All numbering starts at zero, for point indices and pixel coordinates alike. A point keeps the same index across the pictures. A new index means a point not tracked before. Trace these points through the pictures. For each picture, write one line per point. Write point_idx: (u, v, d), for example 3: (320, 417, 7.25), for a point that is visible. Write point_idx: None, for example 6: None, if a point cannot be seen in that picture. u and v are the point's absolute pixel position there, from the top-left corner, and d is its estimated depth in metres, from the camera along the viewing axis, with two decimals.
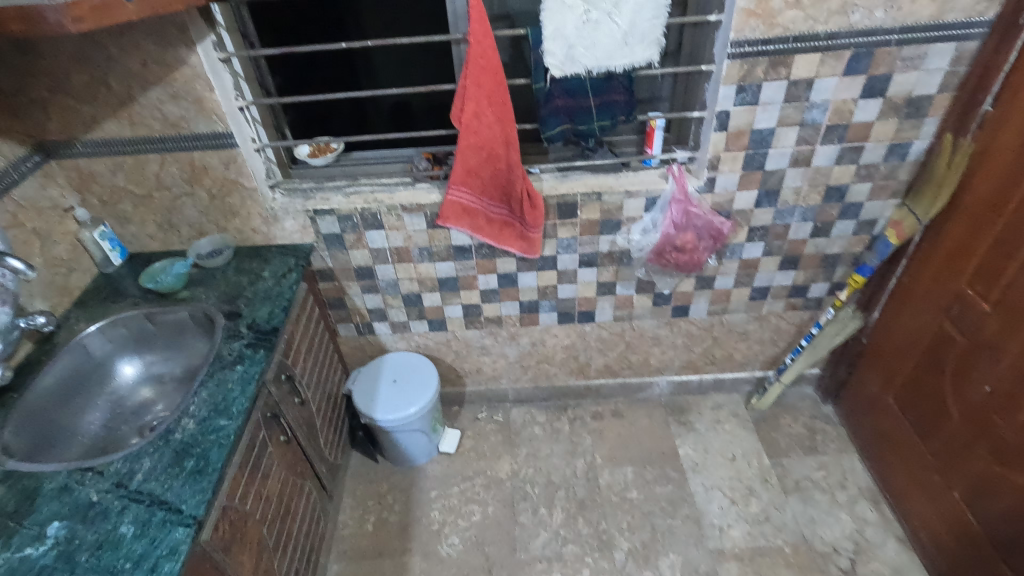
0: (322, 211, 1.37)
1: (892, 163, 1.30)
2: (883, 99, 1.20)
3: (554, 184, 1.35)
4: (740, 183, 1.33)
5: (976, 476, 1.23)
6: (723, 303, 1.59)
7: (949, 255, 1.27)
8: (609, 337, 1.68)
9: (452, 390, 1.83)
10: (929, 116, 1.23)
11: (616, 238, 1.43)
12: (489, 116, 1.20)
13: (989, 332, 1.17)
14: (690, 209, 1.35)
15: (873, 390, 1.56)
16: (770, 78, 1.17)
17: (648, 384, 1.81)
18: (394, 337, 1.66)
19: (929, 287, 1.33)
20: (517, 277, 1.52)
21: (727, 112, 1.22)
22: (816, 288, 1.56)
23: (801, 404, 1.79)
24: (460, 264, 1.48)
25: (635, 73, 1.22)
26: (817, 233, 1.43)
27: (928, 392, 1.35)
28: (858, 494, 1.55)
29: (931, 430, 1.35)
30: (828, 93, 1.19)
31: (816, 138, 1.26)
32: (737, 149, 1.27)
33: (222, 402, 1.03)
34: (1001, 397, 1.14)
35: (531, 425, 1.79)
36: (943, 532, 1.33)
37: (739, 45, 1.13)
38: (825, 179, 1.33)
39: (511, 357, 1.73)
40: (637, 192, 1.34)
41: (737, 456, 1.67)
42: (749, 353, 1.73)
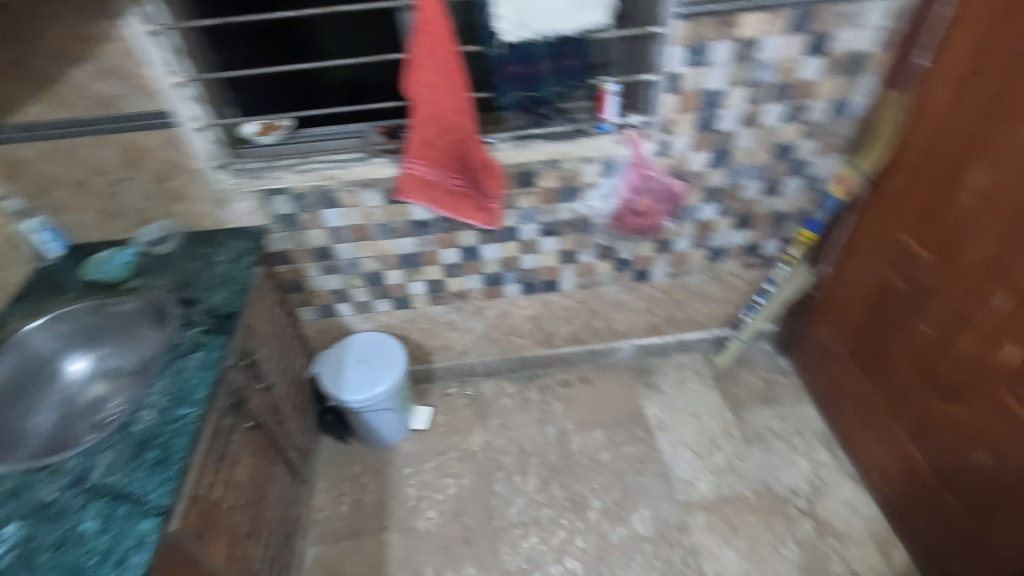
0: (274, 190, 1.33)
1: (836, 120, 1.35)
2: (825, 56, 1.24)
3: (511, 154, 1.34)
4: (693, 145, 1.35)
5: (919, 413, 1.31)
6: (682, 265, 1.63)
7: (890, 207, 1.33)
8: (574, 305, 1.70)
9: (420, 367, 1.82)
10: (869, 72, 1.27)
11: (575, 206, 1.44)
12: (442, 86, 1.17)
13: (927, 277, 1.24)
14: (646, 172, 1.38)
15: (825, 340, 1.64)
16: (718, 38, 1.19)
17: (614, 349, 1.85)
18: (358, 317, 1.64)
19: (873, 239, 1.39)
20: (479, 250, 1.51)
21: (678, 74, 1.24)
22: (769, 246, 1.61)
23: (759, 359, 1.86)
24: (421, 239, 1.46)
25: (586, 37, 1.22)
26: (767, 192, 1.48)
27: (875, 339, 1.43)
28: (814, 439, 1.64)
29: (879, 374, 1.43)
30: (774, 52, 1.22)
31: (764, 97, 1.29)
32: (689, 111, 1.29)
33: (182, 391, 1.00)
34: (940, 336, 1.22)
35: (501, 397, 1.81)
36: (891, 467, 1.42)
37: (687, 5, 1.14)
38: (774, 138, 1.37)
39: (479, 331, 1.73)
40: (595, 158, 1.34)
41: (701, 412, 1.73)
42: (709, 313, 1.79)
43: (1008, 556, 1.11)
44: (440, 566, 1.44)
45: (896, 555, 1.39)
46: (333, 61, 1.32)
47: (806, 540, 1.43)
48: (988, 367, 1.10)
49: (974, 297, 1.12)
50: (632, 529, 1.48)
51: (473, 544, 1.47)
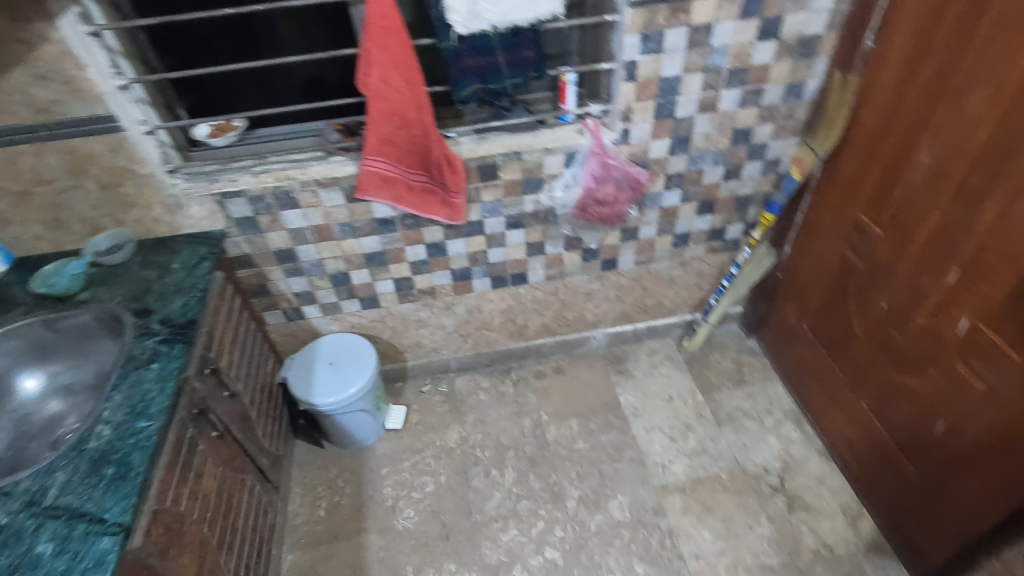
0: (231, 193, 1.29)
1: (790, 102, 1.37)
2: (777, 40, 1.25)
3: (472, 147, 1.33)
4: (653, 132, 1.36)
5: (880, 386, 1.35)
6: (648, 252, 1.64)
7: (845, 186, 1.36)
8: (544, 296, 1.70)
9: (393, 366, 1.80)
10: (820, 55, 1.30)
11: (539, 197, 1.44)
12: (397, 80, 1.16)
13: (883, 254, 1.27)
14: (608, 161, 1.37)
15: (790, 319, 1.67)
16: (671, 25, 1.19)
17: (586, 338, 1.86)
18: (326, 319, 1.62)
19: (831, 218, 1.42)
20: (445, 246, 1.50)
21: (634, 61, 1.24)
22: (732, 229, 1.64)
23: (728, 341, 1.90)
24: (386, 237, 1.45)
25: (541, 27, 1.21)
26: (728, 176, 1.49)
27: (837, 316, 1.46)
28: (783, 417, 1.68)
29: (841, 350, 1.47)
30: (727, 37, 1.23)
31: (720, 83, 1.30)
32: (647, 98, 1.30)
33: (140, 404, 0.97)
34: (896, 311, 1.25)
35: (476, 392, 1.81)
36: (856, 440, 1.46)
37: None
38: (732, 123, 1.38)
39: (450, 327, 1.72)
40: (556, 149, 1.34)
41: (673, 396, 1.75)
42: (677, 298, 1.81)
43: (966, 520, 1.15)
44: (420, 564, 1.43)
45: (864, 525, 1.44)
46: (286, 59, 1.29)
47: (778, 516, 1.47)
48: (941, 339, 1.14)
49: (926, 271, 1.16)
50: (610, 516, 1.50)
51: (452, 541, 1.47)
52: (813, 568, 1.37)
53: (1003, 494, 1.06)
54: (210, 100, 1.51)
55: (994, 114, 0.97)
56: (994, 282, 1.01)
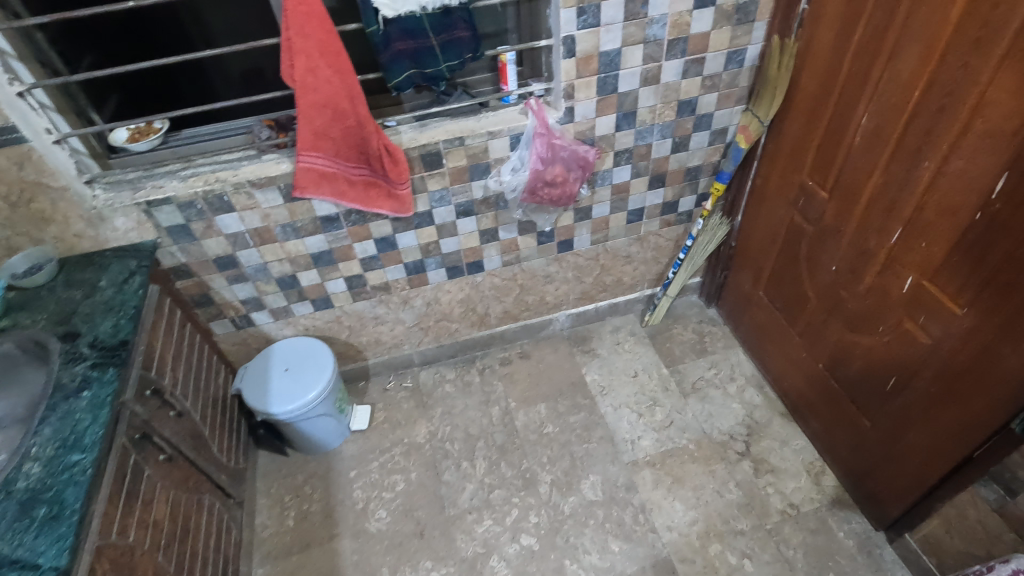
0: (158, 201, 1.21)
1: (732, 71, 1.36)
2: (714, 8, 1.23)
3: (414, 136, 1.29)
4: (598, 108, 1.33)
5: (833, 346, 1.37)
6: (604, 230, 1.63)
7: (791, 152, 1.36)
8: (502, 283, 1.68)
9: (354, 366, 1.76)
10: (758, 20, 1.28)
11: (487, 183, 1.39)
12: (325, 70, 1.10)
13: (830, 217, 1.28)
14: (554, 141, 1.33)
15: (746, 286, 1.70)
16: None
17: (549, 321, 1.85)
18: (278, 324, 1.56)
19: (779, 184, 1.43)
20: (395, 240, 1.45)
21: (573, 37, 1.20)
22: (685, 202, 1.64)
23: (689, 312, 1.92)
24: (332, 235, 1.39)
25: (472, 5, 1.16)
26: (676, 148, 1.48)
27: (790, 280, 1.48)
28: (745, 383, 1.71)
29: (796, 313, 1.49)
30: (664, 7, 1.20)
31: (661, 54, 1.28)
32: (589, 74, 1.27)
33: (71, 436, 0.91)
34: (845, 272, 1.27)
35: (442, 384, 1.78)
36: (815, 400, 1.50)
37: None
38: (676, 94, 1.36)
39: (409, 322, 1.69)
40: (500, 132, 1.31)
41: (638, 371, 1.77)
42: (636, 274, 1.81)
43: (921, 469, 1.19)
44: (395, 565, 1.41)
45: (828, 482, 1.48)
46: (203, 53, 1.19)
47: (746, 480, 1.49)
48: (889, 296, 1.16)
49: (871, 231, 1.17)
50: (583, 496, 1.50)
51: (427, 537, 1.45)
52: (782, 527, 1.40)
53: (955, 442, 1.09)
54: (141, 98, 1.42)
55: (925, 72, 0.97)
56: (935, 238, 1.02)
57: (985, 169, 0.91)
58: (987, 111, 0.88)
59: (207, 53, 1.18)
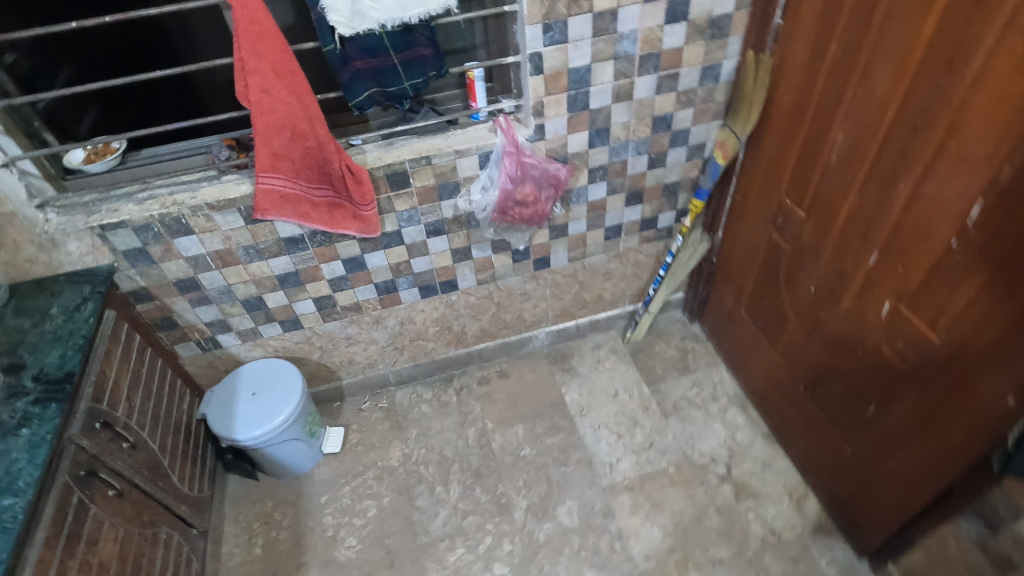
0: (112, 225, 1.17)
1: (708, 86, 1.32)
2: (686, 23, 1.20)
3: (379, 155, 1.26)
4: (569, 125, 1.30)
5: (814, 368, 1.33)
6: (581, 247, 1.59)
7: (768, 169, 1.32)
8: (478, 301, 1.64)
9: (328, 387, 1.72)
10: (732, 35, 1.24)
11: (457, 202, 1.36)
12: (280, 90, 1.07)
13: (807, 236, 1.24)
14: (524, 160, 1.29)
15: (728, 303, 1.66)
16: (573, 14, 1.12)
17: (528, 339, 1.81)
18: (247, 346, 1.52)
19: (757, 201, 1.40)
20: (364, 260, 1.41)
21: (540, 54, 1.16)
22: (664, 218, 1.60)
23: (671, 328, 1.88)
24: (297, 257, 1.35)
25: (434, 22, 1.11)
26: (653, 165, 1.45)
27: (770, 298, 1.44)
28: (728, 402, 1.67)
29: (776, 333, 1.45)
30: (634, 23, 1.17)
31: (632, 70, 1.24)
32: (558, 91, 1.23)
33: (4, 478, 0.86)
34: (824, 294, 1.23)
35: (418, 404, 1.74)
36: (797, 422, 1.46)
37: None
38: (650, 110, 1.33)
39: (383, 341, 1.65)
40: (468, 151, 1.27)
41: (619, 391, 1.73)
42: (617, 290, 1.77)
43: (902, 498, 1.15)
44: None
45: (810, 507, 1.43)
46: (152, 73, 1.13)
47: (726, 506, 1.45)
48: (867, 320, 1.12)
49: (848, 253, 1.13)
50: (559, 522, 1.46)
51: (397, 566, 1.41)
52: (762, 555, 1.36)
53: (935, 473, 1.04)
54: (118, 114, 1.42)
55: (898, 92, 0.93)
56: (912, 262, 0.98)
57: (959, 194, 0.87)
58: (961, 134, 0.84)
59: (157, 74, 1.12)
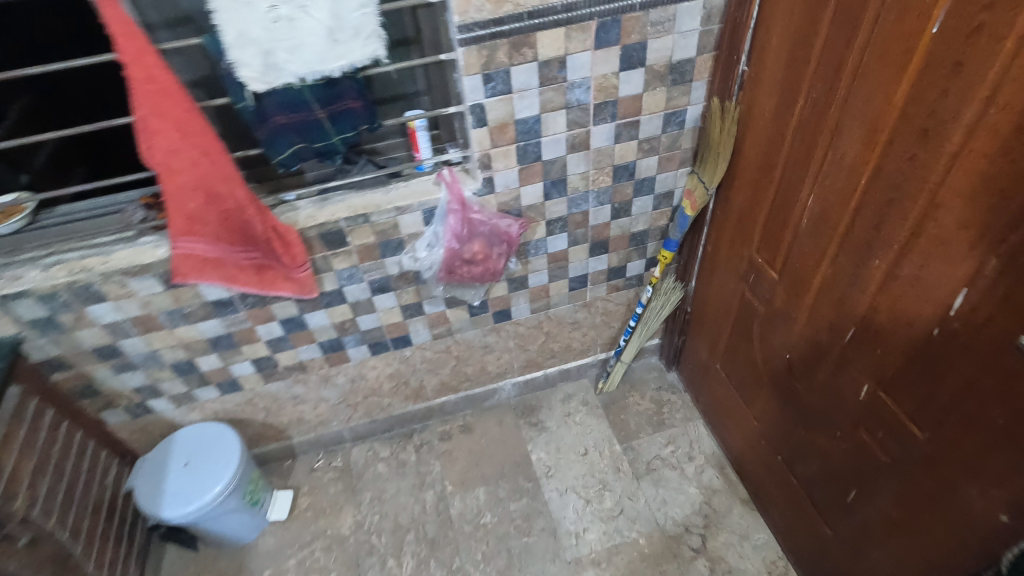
0: (13, 294, 1.06)
1: (672, 133, 1.22)
2: (644, 69, 1.09)
3: (312, 213, 1.15)
4: (521, 177, 1.19)
5: (792, 439, 1.22)
6: (544, 299, 1.49)
7: (738, 223, 1.22)
8: (435, 356, 1.53)
9: (277, 446, 1.61)
10: (695, 80, 1.14)
11: (402, 259, 1.25)
12: (189, 152, 0.96)
13: (780, 300, 1.14)
14: (471, 216, 1.19)
15: (704, 356, 1.55)
16: (516, 62, 1.02)
17: (493, 391, 1.70)
18: (182, 410, 1.41)
19: (729, 255, 1.29)
20: (304, 320, 1.30)
21: (482, 105, 1.06)
22: (633, 266, 1.49)
23: (647, 376, 1.77)
24: (228, 319, 1.24)
25: (362, 73, 1.02)
26: (617, 215, 1.34)
27: (745, 358, 1.33)
28: (705, 462, 1.55)
29: (752, 395, 1.34)
30: (585, 70, 1.06)
31: (587, 119, 1.14)
32: (505, 143, 1.13)
33: None
34: (799, 363, 1.12)
35: (374, 463, 1.63)
36: (775, 491, 1.35)
37: (467, 28, 0.96)
38: (610, 159, 1.22)
39: (334, 399, 1.54)
40: (409, 207, 1.16)
41: (589, 449, 1.61)
42: (586, 339, 1.66)
43: None
44: None
45: None
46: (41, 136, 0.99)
47: None
48: (844, 400, 1.01)
49: (822, 325, 1.02)
50: None
51: None
52: None
53: None
54: None
55: (870, 160, 0.83)
56: (889, 346, 0.88)
57: (938, 281, 0.76)
58: (939, 215, 0.74)
59: (45, 137, 0.99)
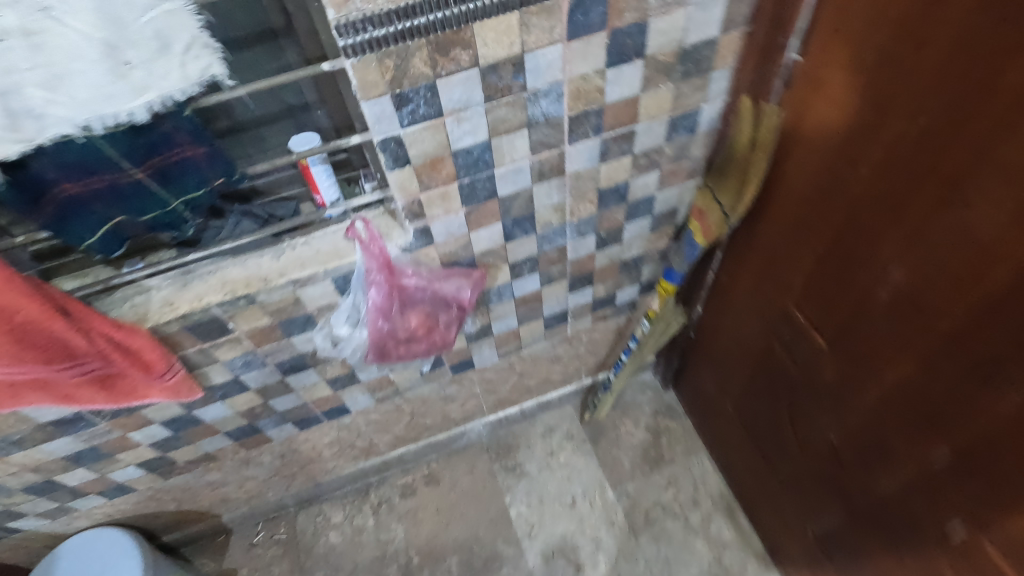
0: None
1: (679, 140, 0.86)
2: (643, 61, 0.72)
3: (171, 298, 0.79)
4: (470, 221, 0.84)
5: (829, 525, 0.98)
6: (514, 342, 1.17)
7: (770, 262, 0.90)
8: (383, 416, 1.23)
9: (204, 526, 1.33)
10: (715, 69, 0.77)
11: (315, 336, 0.91)
12: None
13: (826, 375, 0.85)
14: (403, 282, 0.85)
15: (711, 390, 1.29)
16: (445, 72, 0.64)
17: (460, 434, 1.42)
18: (62, 521, 1.10)
19: (752, 294, 0.99)
20: (195, 416, 0.97)
21: (399, 138, 0.69)
22: (624, 293, 1.17)
23: (640, 399, 1.50)
24: (84, 434, 0.91)
25: (192, 106, 0.63)
26: (604, 244, 1.01)
27: (767, 415, 1.07)
28: (712, 508, 1.33)
29: (774, 456, 1.09)
30: (555, 72, 0.69)
31: (560, 138, 0.77)
32: (442, 183, 0.76)
33: None
34: (850, 455, 0.86)
35: (325, 532, 1.38)
36: (801, 561, 1.13)
37: (355, 29, 0.57)
38: (595, 183, 0.87)
39: (263, 475, 1.25)
40: (311, 278, 0.81)
41: (577, 499, 1.38)
42: (568, 370, 1.37)
43: None
44: None
45: None
46: None
47: None
48: (918, 522, 0.76)
49: (893, 426, 0.75)
50: None
51: None
52: None
53: None
54: None
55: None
56: (1012, 497, 0.61)
57: None
58: None
59: None
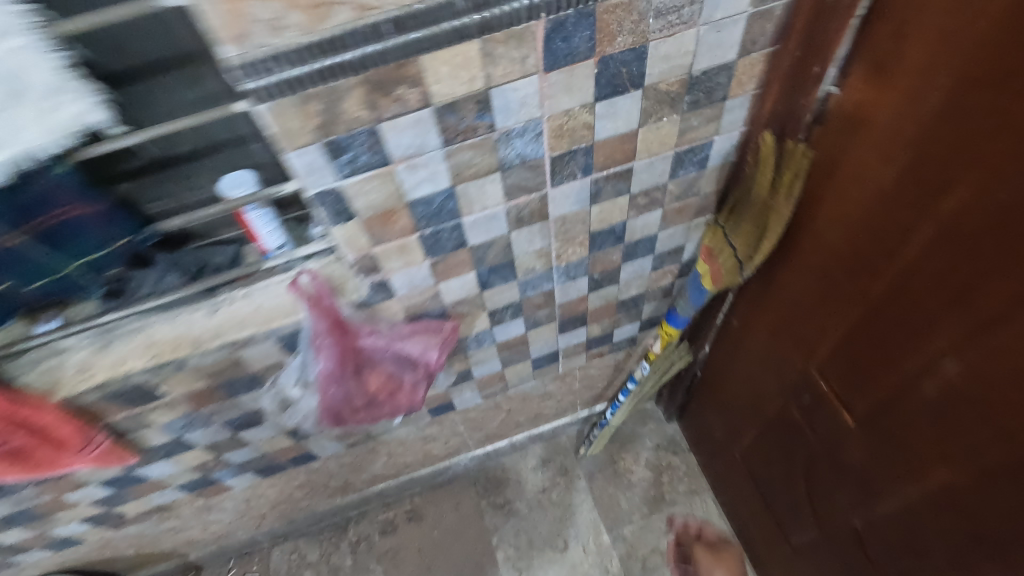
0: None
1: (685, 176, 0.72)
2: (641, 92, 0.58)
3: (90, 362, 0.68)
4: (437, 273, 0.72)
5: None
6: (499, 383, 1.06)
7: (789, 317, 0.78)
8: (357, 458, 1.13)
9: (169, 564, 1.24)
10: (732, 96, 0.63)
11: (264, 396, 0.80)
12: None
13: (851, 456, 0.73)
14: (359, 342, 0.74)
15: (718, 433, 1.17)
16: (389, 115, 0.51)
17: (445, 468, 1.32)
18: None
19: (767, 347, 0.86)
20: (138, 475, 0.87)
21: (338, 191, 0.56)
22: (623, 331, 1.05)
23: (641, 431, 1.39)
24: (9, 500, 0.81)
25: (68, 160, 0.55)
26: (598, 285, 0.88)
27: (781, 477, 0.95)
28: None
29: (789, 521, 0.97)
30: (530, 109, 0.56)
31: (540, 180, 0.64)
32: (397, 236, 0.64)
33: None
34: (879, 547, 0.73)
35: (300, 571, 1.30)
36: None
37: (259, 69, 0.44)
38: (585, 225, 0.74)
39: (228, 518, 1.15)
40: (248, 339, 0.69)
41: (569, 542, 1.28)
42: (562, 404, 1.26)
43: None
44: None
45: None
46: None
47: None
48: None
49: (936, 532, 0.62)
50: None
51: None
52: None
53: None
54: None
55: None
56: None
57: None
58: None
59: None
